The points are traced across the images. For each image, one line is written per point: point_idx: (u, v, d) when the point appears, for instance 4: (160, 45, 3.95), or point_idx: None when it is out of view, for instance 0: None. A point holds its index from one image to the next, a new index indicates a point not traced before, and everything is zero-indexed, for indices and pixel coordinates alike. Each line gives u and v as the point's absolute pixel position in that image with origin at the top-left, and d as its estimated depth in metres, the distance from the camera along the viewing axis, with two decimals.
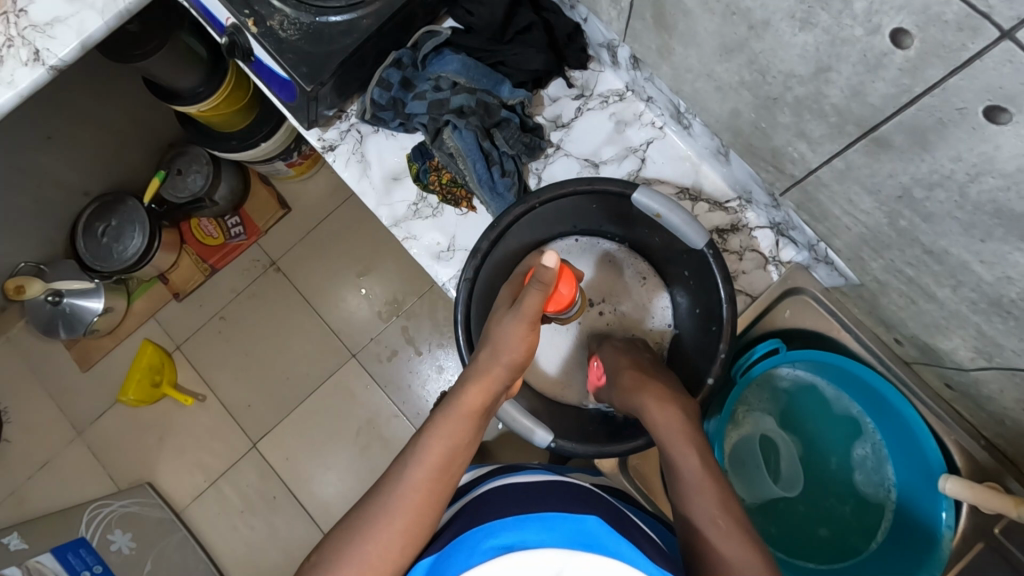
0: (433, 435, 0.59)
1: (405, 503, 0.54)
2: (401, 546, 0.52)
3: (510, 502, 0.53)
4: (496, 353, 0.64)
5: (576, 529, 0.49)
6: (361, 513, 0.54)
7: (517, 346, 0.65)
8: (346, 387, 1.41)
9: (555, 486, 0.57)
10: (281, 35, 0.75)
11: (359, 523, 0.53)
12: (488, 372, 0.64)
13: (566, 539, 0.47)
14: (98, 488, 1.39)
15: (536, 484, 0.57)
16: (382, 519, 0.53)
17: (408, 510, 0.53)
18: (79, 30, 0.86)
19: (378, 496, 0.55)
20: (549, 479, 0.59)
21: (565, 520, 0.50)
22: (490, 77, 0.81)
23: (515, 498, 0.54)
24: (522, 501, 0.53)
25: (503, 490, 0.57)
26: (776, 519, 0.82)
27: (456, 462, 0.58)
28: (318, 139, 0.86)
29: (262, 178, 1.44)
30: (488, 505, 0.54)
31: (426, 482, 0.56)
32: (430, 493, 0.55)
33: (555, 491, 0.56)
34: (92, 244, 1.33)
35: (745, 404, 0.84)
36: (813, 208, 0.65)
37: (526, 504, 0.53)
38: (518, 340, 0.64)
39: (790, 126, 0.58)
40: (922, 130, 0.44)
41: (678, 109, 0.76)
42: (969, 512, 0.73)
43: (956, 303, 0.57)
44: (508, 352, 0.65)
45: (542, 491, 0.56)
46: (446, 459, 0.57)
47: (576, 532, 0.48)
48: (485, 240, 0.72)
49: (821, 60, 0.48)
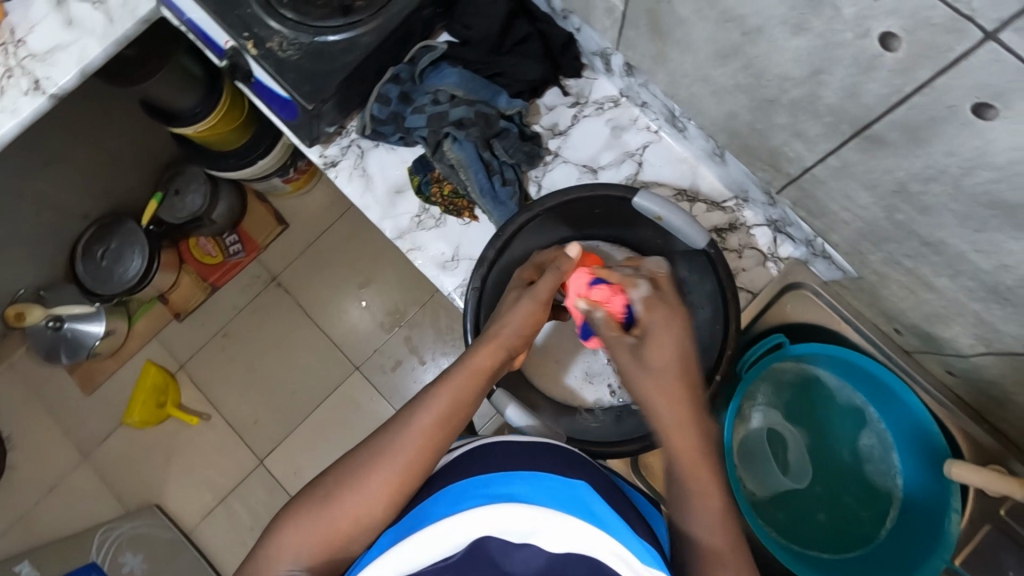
0: (447, 386, 0.61)
1: (408, 447, 0.57)
2: (394, 489, 0.56)
3: (503, 458, 0.55)
4: (511, 319, 0.67)
5: (568, 492, 0.52)
6: (363, 450, 0.58)
7: (527, 317, 0.68)
8: (351, 398, 1.42)
9: (549, 447, 0.59)
10: (281, 56, 0.77)
11: (361, 459, 0.57)
12: (500, 335, 0.66)
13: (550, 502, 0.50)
14: (107, 510, 1.39)
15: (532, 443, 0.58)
16: (384, 460, 0.57)
17: (409, 454, 0.57)
18: (79, 58, 0.87)
19: (381, 437, 0.59)
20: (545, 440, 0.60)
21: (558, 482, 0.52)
22: (487, 88, 0.82)
23: (508, 455, 0.56)
24: (513, 458, 0.55)
25: (498, 446, 0.58)
26: (786, 510, 0.83)
27: (460, 416, 0.60)
28: (320, 156, 0.88)
29: (258, 195, 1.45)
30: (479, 459, 0.56)
31: (431, 427, 0.59)
32: (432, 440, 0.58)
33: (548, 452, 0.58)
34: (91, 267, 1.34)
35: (751, 399, 0.85)
36: (811, 204, 0.67)
37: (520, 461, 0.55)
38: (532, 315, 0.68)
39: (786, 126, 0.60)
40: (915, 127, 0.46)
41: (673, 113, 0.78)
42: (977, 496, 0.75)
43: (955, 291, 0.59)
44: (528, 322, 0.67)
45: (535, 450, 0.57)
46: (450, 411, 0.60)
47: (561, 494, 0.51)
48: (491, 249, 0.74)
49: (815, 63, 0.49)
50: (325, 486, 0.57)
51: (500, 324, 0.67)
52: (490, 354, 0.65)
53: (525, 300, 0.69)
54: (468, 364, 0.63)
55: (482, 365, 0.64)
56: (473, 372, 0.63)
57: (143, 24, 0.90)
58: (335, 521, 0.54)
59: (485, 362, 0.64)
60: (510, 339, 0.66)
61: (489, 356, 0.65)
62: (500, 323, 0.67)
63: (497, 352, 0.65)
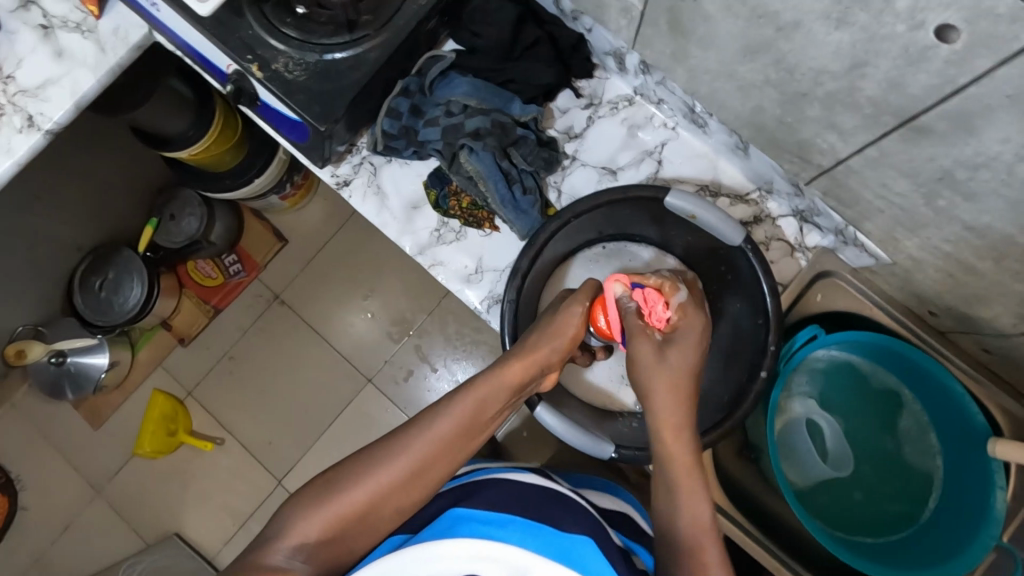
0: (474, 393, 0.61)
1: (423, 446, 0.57)
2: (405, 489, 0.56)
3: (513, 500, 0.58)
4: (547, 336, 0.66)
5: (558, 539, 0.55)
6: (382, 445, 0.58)
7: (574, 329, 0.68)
8: (365, 411, 1.40)
9: (557, 492, 0.61)
10: (288, 77, 0.74)
11: (377, 453, 0.57)
12: (534, 351, 0.65)
13: (548, 549, 0.53)
14: (127, 544, 1.37)
15: (545, 488, 0.61)
16: (402, 458, 0.56)
17: (427, 456, 0.57)
18: (73, 91, 0.84)
19: (401, 434, 0.58)
20: (558, 488, 0.62)
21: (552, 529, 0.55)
22: (500, 96, 0.81)
23: (518, 498, 0.59)
24: (521, 502, 0.58)
25: (507, 483, 0.61)
26: (826, 497, 0.83)
27: (481, 426, 0.60)
28: (332, 176, 0.86)
29: (254, 213, 1.42)
30: (492, 495, 0.59)
31: (450, 434, 0.58)
32: (452, 445, 0.58)
33: (558, 500, 0.60)
34: (91, 301, 1.29)
35: (786, 389, 0.85)
36: (842, 194, 0.66)
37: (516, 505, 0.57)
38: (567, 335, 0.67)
39: (819, 119, 0.59)
40: (967, 116, 0.45)
41: (692, 109, 0.77)
42: (1019, 471, 0.76)
43: (998, 274, 0.58)
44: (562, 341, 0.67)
45: (538, 495, 0.60)
46: (474, 419, 0.60)
47: (560, 541, 0.54)
48: (524, 260, 0.72)
49: (856, 56, 0.48)
50: (337, 474, 0.56)
51: (534, 339, 0.67)
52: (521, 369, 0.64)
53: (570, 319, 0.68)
54: (499, 374, 0.62)
55: (514, 378, 0.63)
56: (504, 384, 0.62)
57: (135, 51, 0.87)
58: (341, 512, 0.54)
59: (517, 375, 0.63)
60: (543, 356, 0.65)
61: (520, 369, 0.64)
62: (535, 338, 0.66)
63: (528, 368, 0.64)
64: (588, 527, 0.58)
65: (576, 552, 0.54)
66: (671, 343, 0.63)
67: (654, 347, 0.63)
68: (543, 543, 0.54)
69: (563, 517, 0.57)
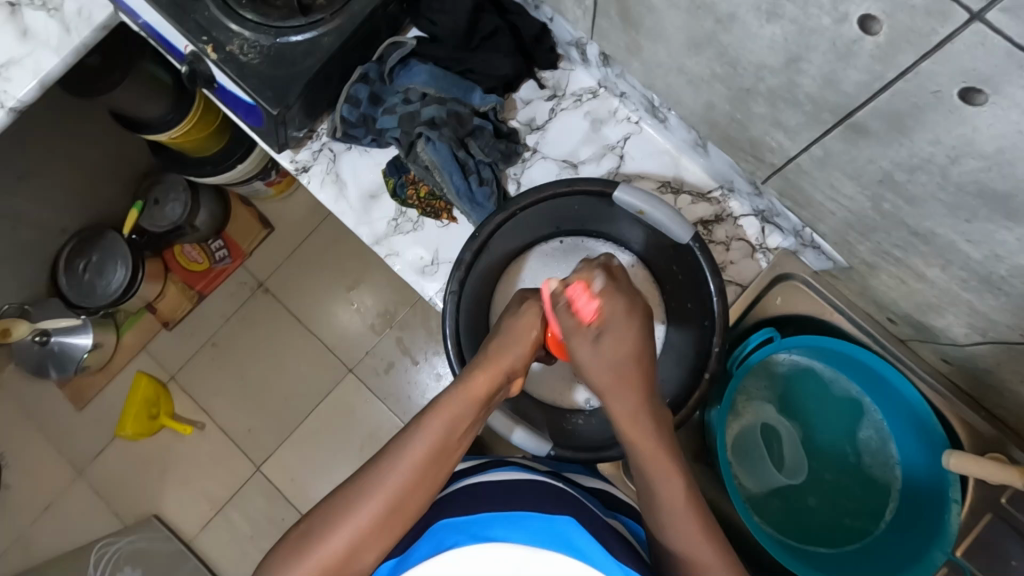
0: (442, 414, 0.57)
1: (397, 482, 0.54)
2: (386, 523, 0.53)
3: (487, 497, 0.56)
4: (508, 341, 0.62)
5: (550, 530, 0.51)
6: (353, 484, 0.55)
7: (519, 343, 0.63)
8: (346, 403, 1.37)
9: (542, 485, 0.59)
10: (242, 60, 0.73)
11: (350, 493, 0.54)
12: (497, 359, 0.62)
13: (538, 539, 0.50)
14: (105, 525, 1.36)
15: (518, 480, 0.59)
16: (376, 493, 0.53)
17: (403, 484, 0.54)
18: (35, 70, 0.82)
19: (371, 469, 0.55)
20: (537, 479, 0.60)
21: (543, 519, 0.52)
22: (458, 85, 0.80)
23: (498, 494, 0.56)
24: (500, 495, 0.56)
25: (478, 486, 0.58)
26: (781, 505, 0.82)
27: (455, 446, 0.57)
28: (291, 162, 0.85)
29: (242, 199, 1.40)
30: (465, 498, 0.57)
31: (423, 461, 0.55)
32: (427, 469, 0.55)
33: (539, 488, 0.58)
34: (74, 282, 1.30)
35: (744, 393, 0.83)
36: (796, 195, 0.64)
37: (501, 501, 0.55)
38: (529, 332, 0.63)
39: (765, 116, 0.57)
40: (899, 115, 0.44)
41: (652, 103, 0.75)
42: (975, 484, 0.74)
43: (947, 282, 0.56)
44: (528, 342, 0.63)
45: (523, 488, 0.58)
46: (446, 443, 0.57)
47: (551, 533, 0.51)
48: (468, 252, 0.72)
49: (791, 51, 0.47)
50: (313, 522, 0.54)
51: (497, 346, 0.63)
52: (487, 380, 0.60)
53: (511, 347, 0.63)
54: (464, 389, 0.59)
55: (479, 392, 0.60)
56: (470, 398, 0.59)
57: (100, 31, 0.84)
58: (326, 560, 0.51)
59: (483, 388, 0.60)
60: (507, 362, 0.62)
61: (485, 381, 0.60)
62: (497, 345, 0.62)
63: (494, 379, 0.61)
64: (572, 511, 0.55)
65: (568, 535, 0.51)
66: (601, 338, 0.58)
67: (586, 345, 0.58)
68: (531, 534, 0.50)
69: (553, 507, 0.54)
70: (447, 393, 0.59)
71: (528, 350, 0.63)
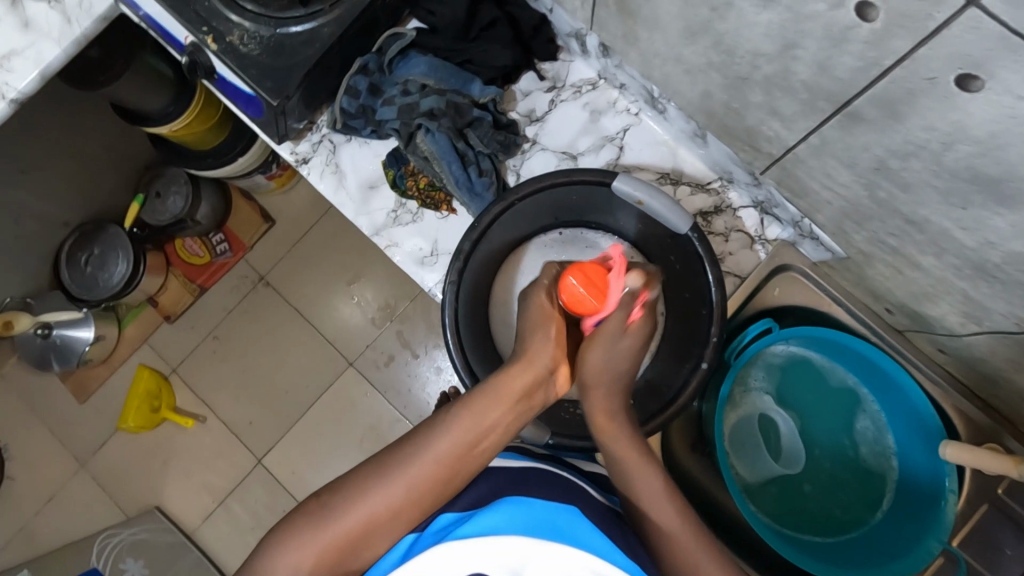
0: (475, 409, 0.58)
1: (420, 470, 0.55)
2: (402, 513, 0.54)
3: (499, 487, 0.57)
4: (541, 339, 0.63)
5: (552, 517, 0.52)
6: (376, 466, 0.56)
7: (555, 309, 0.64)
8: (346, 395, 1.37)
9: (541, 473, 0.60)
10: (242, 51, 0.74)
11: (371, 476, 0.55)
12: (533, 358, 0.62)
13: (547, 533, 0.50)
14: (108, 516, 1.36)
15: (529, 471, 0.60)
16: (397, 482, 0.54)
17: (425, 479, 0.55)
18: (36, 61, 0.82)
19: (395, 456, 0.56)
20: (546, 470, 0.61)
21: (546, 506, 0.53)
22: (458, 76, 0.79)
23: (498, 484, 0.57)
24: (511, 487, 0.56)
25: (489, 474, 0.59)
26: (778, 496, 0.82)
27: (486, 444, 0.58)
28: (291, 153, 0.85)
29: (243, 193, 1.39)
30: (478, 485, 0.57)
31: (449, 454, 0.56)
32: (451, 466, 0.56)
33: (549, 480, 0.59)
34: (77, 275, 1.29)
35: (740, 384, 0.84)
36: (792, 184, 0.65)
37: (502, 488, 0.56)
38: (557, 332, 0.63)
39: (762, 105, 0.57)
40: (893, 102, 0.44)
41: (651, 94, 0.75)
42: (972, 475, 0.74)
43: (942, 270, 0.57)
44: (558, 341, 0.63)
45: (522, 477, 0.59)
46: (476, 439, 0.57)
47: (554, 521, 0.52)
48: (467, 241, 0.72)
49: (786, 38, 0.47)
50: (330, 498, 0.55)
51: (531, 343, 0.63)
52: (523, 379, 0.60)
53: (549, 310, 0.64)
54: (502, 390, 0.59)
55: (515, 392, 0.60)
56: (507, 399, 0.59)
57: (100, 23, 0.84)
58: (338, 538, 0.53)
59: (519, 389, 0.60)
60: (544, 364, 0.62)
61: (522, 380, 0.60)
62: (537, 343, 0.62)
63: (530, 378, 0.61)
64: (580, 506, 0.56)
65: (576, 532, 0.51)
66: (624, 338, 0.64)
67: (605, 340, 0.63)
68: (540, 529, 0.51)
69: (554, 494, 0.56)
70: (485, 390, 0.59)
71: (557, 345, 0.63)
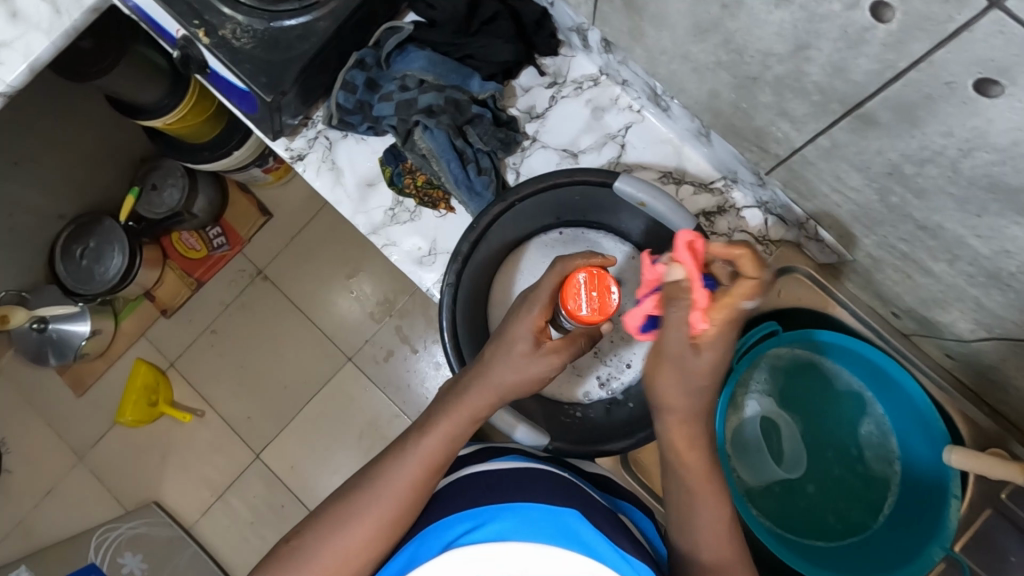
0: (431, 429, 0.59)
1: (386, 494, 0.55)
2: (380, 541, 0.54)
3: (494, 487, 0.55)
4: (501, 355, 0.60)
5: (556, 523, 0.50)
6: (349, 496, 0.56)
7: (547, 357, 0.60)
8: (345, 391, 1.36)
9: (542, 473, 0.57)
10: (235, 45, 0.72)
11: (345, 507, 0.56)
12: (488, 376, 0.60)
13: (544, 536, 0.49)
14: (107, 510, 1.35)
15: (523, 468, 0.57)
16: (370, 511, 0.55)
17: (397, 504, 0.55)
18: (25, 53, 0.76)
19: (366, 484, 0.56)
20: (541, 467, 0.58)
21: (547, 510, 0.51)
22: (458, 72, 0.78)
23: (496, 483, 0.55)
24: (505, 486, 0.54)
25: (480, 476, 0.57)
26: (779, 498, 0.81)
27: (444, 461, 0.58)
28: (286, 149, 0.83)
29: (241, 186, 1.38)
30: (473, 490, 0.55)
31: (413, 474, 0.56)
32: (419, 487, 0.56)
33: (545, 477, 0.56)
34: (72, 268, 1.27)
35: (743, 386, 0.82)
36: (800, 186, 0.63)
37: (501, 491, 0.54)
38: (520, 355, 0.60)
39: (771, 105, 0.55)
40: (910, 106, 0.43)
41: (655, 91, 0.73)
42: (977, 481, 0.73)
43: (953, 277, 0.55)
44: (517, 363, 0.60)
45: (521, 476, 0.56)
46: (436, 458, 0.58)
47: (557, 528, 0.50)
48: (465, 243, 0.70)
49: (799, 38, 0.45)
50: (310, 535, 0.55)
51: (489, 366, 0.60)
52: (479, 398, 0.60)
53: (539, 361, 0.60)
54: (455, 407, 0.60)
55: (474, 411, 0.60)
56: (467, 415, 0.60)
57: (91, 14, 0.78)
58: (324, 572, 0.53)
59: (479, 408, 0.60)
60: (512, 385, 0.60)
61: (476, 398, 0.60)
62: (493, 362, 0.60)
63: (487, 397, 0.60)
64: (577, 504, 0.53)
65: (576, 532, 0.50)
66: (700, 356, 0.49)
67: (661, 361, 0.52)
68: (537, 533, 0.49)
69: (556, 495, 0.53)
70: (445, 407, 0.60)
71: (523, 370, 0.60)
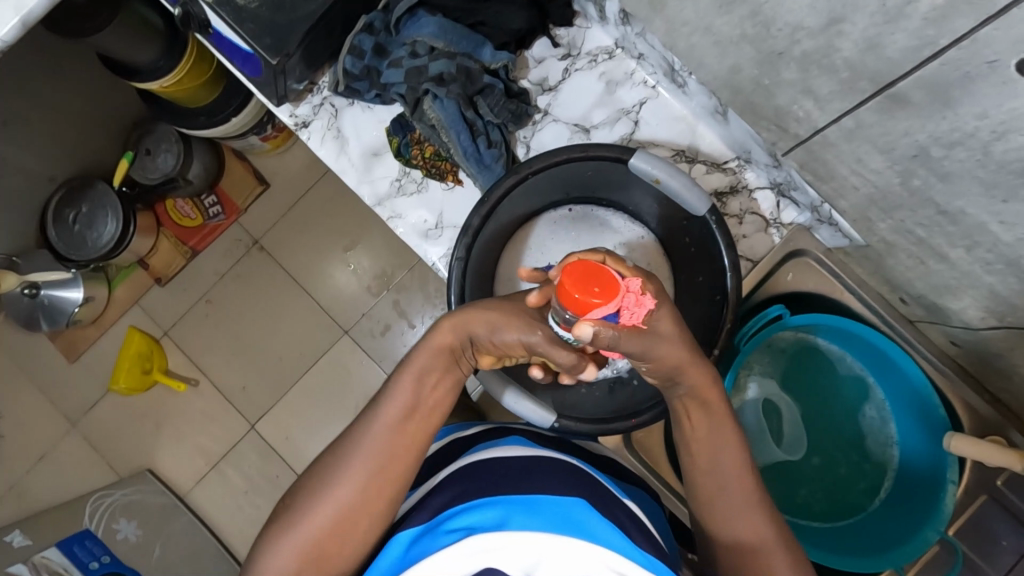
0: (403, 376, 0.56)
1: (367, 450, 0.54)
2: (369, 487, 0.54)
3: (502, 477, 0.53)
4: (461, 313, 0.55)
5: (563, 513, 0.49)
6: (334, 455, 0.56)
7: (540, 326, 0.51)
8: (342, 364, 1.35)
9: (549, 460, 0.56)
10: (239, 3, 0.69)
11: (332, 464, 0.55)
12: (461, 320, 0.55)
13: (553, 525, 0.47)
14: (100, 477, 1.34)
15: (533, 457, 0.56)
16: (353, 467, 0.54)
17: (375, 459, 0.54)
18: (17, 5, 0.70)
19: (349, 442, 0.56)
20: (546, 453, 0.58)
21: (554, 501, 0.50)
22: (469, 39, 0.74)
23: (503, 474, 0.54)
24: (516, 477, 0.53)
25: (491, 463, 0.56)
26: (779, 479, 0.82)
27: (424, 405, 0.56)
28: (290, 115, 0.81)
29: (236, 153, 1.35)
30: (483, 480, 0.53)
31: (391, 428, 0.55)
32: (397, 442, 0.55)
33: (551, 466, 0.56)
34: (64, 233, 1.24)
35: (746, 367, 0.83)
36: (818, 167, 0.62)
37: (510, 481, 0.52)
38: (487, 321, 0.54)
39: (795, 83, 0.54)
40: (945, 86, 0.42)
41: (672, 66, 0.71)
42: (974, 466, 0.74)
43: (969, 263, 0.55)
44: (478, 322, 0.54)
45: (528, 464, 0.55)
46: (414, 402, 0.56)
47: (565, 518, 0.48)
48: (476, 217, 0.69)
49: (833, 11, 0.44)
50: (300, 495, 0.55)
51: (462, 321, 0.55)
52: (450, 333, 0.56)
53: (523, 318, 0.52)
54: (424, 352, 0.56)
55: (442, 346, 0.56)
56: (432, 353, 0.56)
57: None
58: (316, 530, 0.53)
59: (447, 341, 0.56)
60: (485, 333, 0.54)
61: (448, 333, 0.56)
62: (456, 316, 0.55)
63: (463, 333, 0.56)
64: (587, 493, 0.52)
65: (584, 522, 0.48)
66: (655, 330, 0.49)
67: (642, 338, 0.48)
68: (544, 520, 0.48)
69: (563, 485, 0.52)
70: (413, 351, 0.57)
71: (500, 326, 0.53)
